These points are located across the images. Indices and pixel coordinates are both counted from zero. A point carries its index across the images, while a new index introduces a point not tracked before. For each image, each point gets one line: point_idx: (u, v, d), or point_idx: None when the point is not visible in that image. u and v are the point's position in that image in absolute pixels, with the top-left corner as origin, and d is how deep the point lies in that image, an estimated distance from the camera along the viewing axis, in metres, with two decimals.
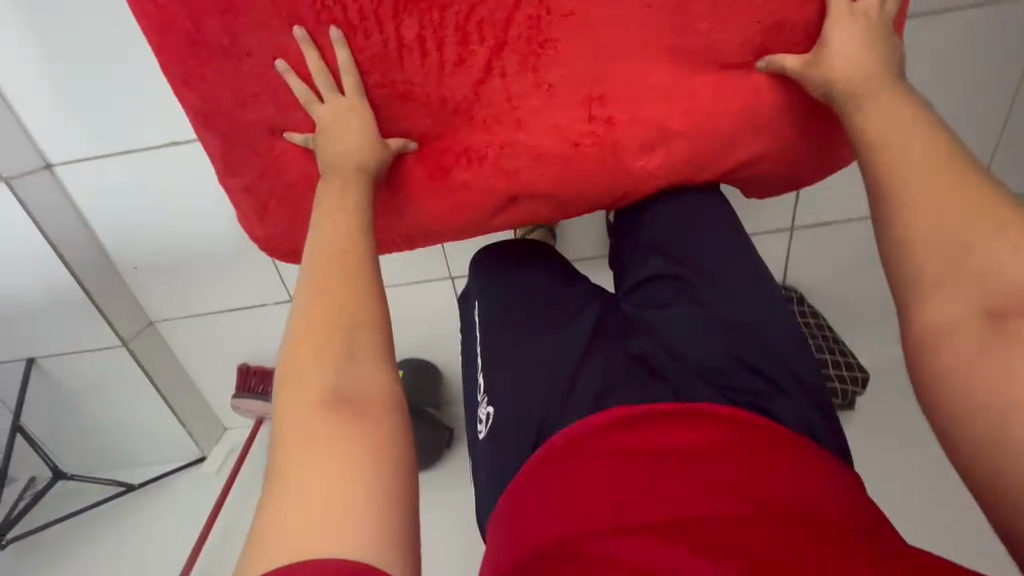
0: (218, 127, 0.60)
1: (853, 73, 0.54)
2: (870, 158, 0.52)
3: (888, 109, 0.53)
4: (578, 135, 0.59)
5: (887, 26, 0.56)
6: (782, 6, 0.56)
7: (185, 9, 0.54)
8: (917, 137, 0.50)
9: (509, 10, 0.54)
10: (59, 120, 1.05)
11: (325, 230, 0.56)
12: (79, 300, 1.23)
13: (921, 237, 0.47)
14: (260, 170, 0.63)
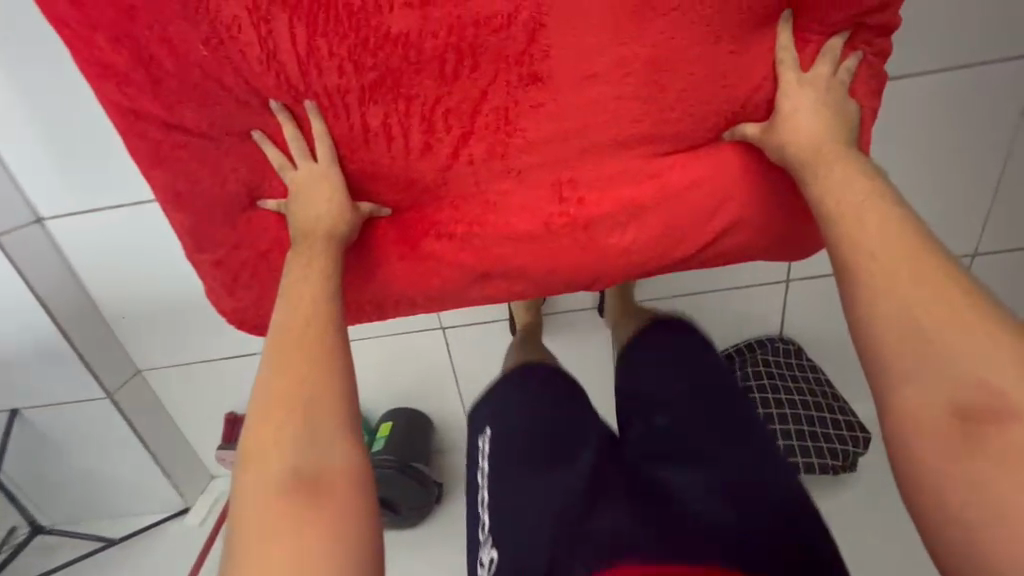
0: (184, 203, 0.60)
1: (807, 142, 0.54)
2: (829, 228, 0.51)
3: (841, 176, 0.52)
4: (548, 217, 0.59)
5: (840, 90, 0.55)
6: (750, 91, 0.56)
7: (152, 98, 0.54)
8: (874, 209, 0.49)
9: (475, 100, 0.54)
10: (52, 181, 1.07)
11: (292, 300, 0.55)
12: (62, 350, 1.21)
13: (884, 317, 0.45)
14: (229, 245, 0.63)
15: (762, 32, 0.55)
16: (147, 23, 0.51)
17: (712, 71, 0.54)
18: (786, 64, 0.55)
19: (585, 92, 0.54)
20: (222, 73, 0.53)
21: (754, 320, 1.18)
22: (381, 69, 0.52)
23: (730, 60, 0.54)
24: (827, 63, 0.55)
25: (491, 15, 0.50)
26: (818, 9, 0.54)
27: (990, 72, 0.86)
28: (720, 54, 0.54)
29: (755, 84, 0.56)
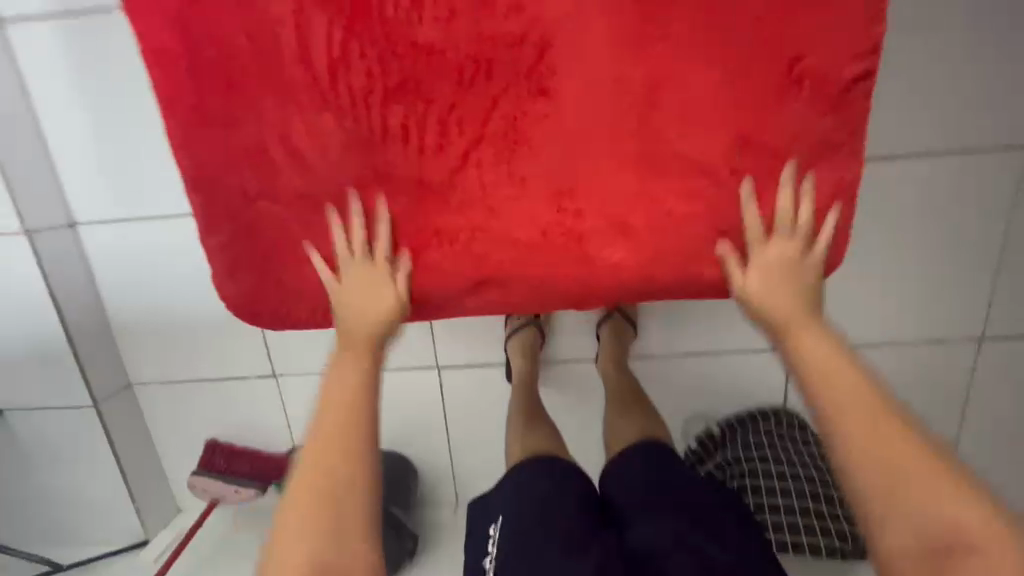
0: (206, 186, 0.63)
1: (780, 303, 0.63)
2: (806, 382, 0.61)
3: (810, 331, 0.62)
4: (546, 226, 0.61)
5: (807, 250, 0.63)
6: (749, 126, 0.58)
7: (191, 82, 0.59)
8: (838, 365, 0.60)
9: (487, 110, 0.59)
10: (94, 189, 1.15)
11: (332, 389, 0.65)
12: (62, 354, 1.21)
13: (859, 468, 0.56)
14: (237, 229, 0.65)
15: (768, 67, 0.56)
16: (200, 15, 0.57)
17: (712, 103, 0.57)
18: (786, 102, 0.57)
19: (594, 110, 0.58)
20: (258, 65, 0.58)
21: (747, 390, 1.19)
22: (405, 73, 0.57)
23: (729, 92, 0.57)
24: (788, 230, 0.62)
25: (509, 34, 0.56)
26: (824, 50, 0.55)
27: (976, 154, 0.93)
28: (719, 85, 0.57)
29: (755, 119, 0.57)
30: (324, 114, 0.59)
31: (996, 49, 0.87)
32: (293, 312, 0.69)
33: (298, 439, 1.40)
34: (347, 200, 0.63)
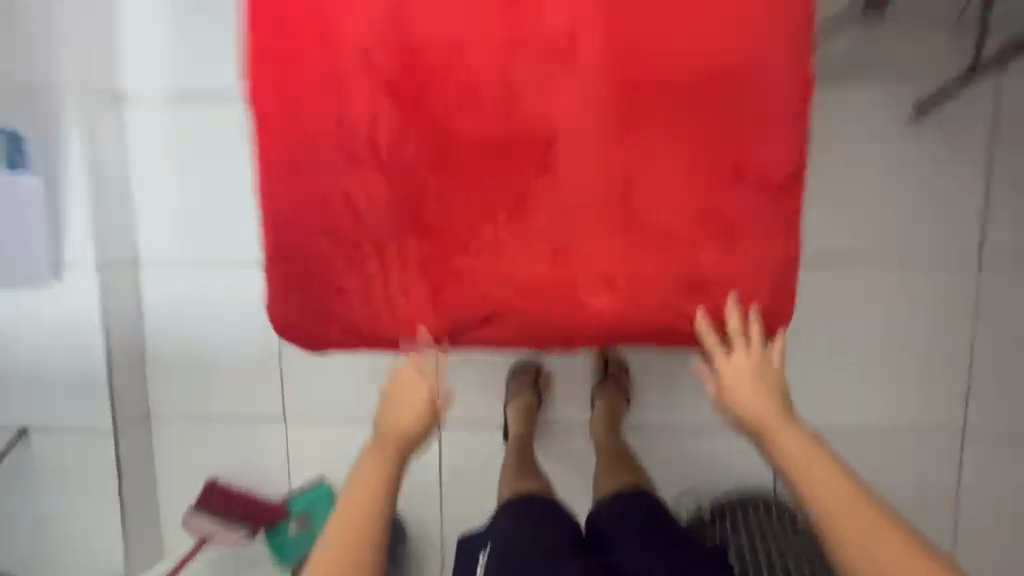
0: (268, 221, 0.77)
1: (759, 411, 0.76)
2: (795, 482, 0.74)
3: (790, 435, 0.75)
4: (546, 274, 0.74)
5: (766, 362, 0.76)
6: (713, 206, 0.71)
7: (272, 141, 0.74)
8: (816, 463, 0.74)
9: (506, 179, 0.72)
10: (166, 238, 1.43)
11: (359, 483, 0.84)
12: (98, 379, 1.37)
13: (853, 554, 0.70)
14: (289, 257, 0.78)
15: (725, 162, 0.70)
16: (286, 92, 0.72)
17: (684, 185, 0.71)
18: (742, 190, 0.70)
19: (591, 185, 0.72)
20: (325, 132, 0.73)
21: (707, 460, 1.34)
22: (443, 146, 0.72)
23: (697, 178, 0.70)
24: (743, 344, 0.74)
25: (527, 124, 0.71)
26: (765, 152, 0.70)
27: (850, 259, 1.25)
28: (690, 173, 0.70)
29: (718, 201, 0.71)
30: (373, 174, 0.73)
31: (853, 187, 1.22)
32: (326, 334, 0.81)
33: (293, 486, 1.49)
34: (381, 245, 0.76)
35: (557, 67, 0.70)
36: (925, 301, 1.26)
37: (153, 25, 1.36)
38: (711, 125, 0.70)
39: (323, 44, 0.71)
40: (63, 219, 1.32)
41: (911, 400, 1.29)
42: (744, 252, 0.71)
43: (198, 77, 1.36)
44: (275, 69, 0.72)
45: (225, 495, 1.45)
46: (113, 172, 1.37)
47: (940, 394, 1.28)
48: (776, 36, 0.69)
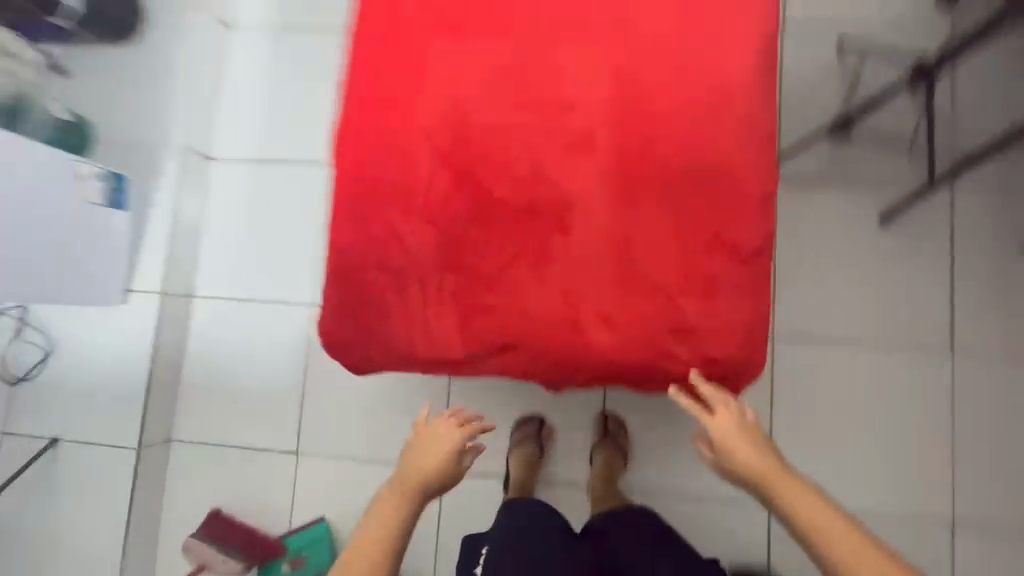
0: (333, 253, 0.95)
1: (761, 470, 0.82)
2: (811, 539, 0.78)
3: (794, 488, 0.80)
4: (556, 313, 0.89)
5: (748, 421, 0.85)
6: (696, 268, 0.86)
7: (347, 192, 0.94)
8: (824, 514, 0.78)
9: (528, 235, 0.90)
10: (222, 277, 1.63)
11: (385, 508, 0.94)
12: (136, 396, 1.49)
13: None
14: (344, 283, 0.94)
15: (706, 233, 0.87)
16: (364, 158, 0.94)
17: (672, 250, 0.87)
18: (720, 257, 0.86)
19: (597, 241, 0.89)
20: (390, 189, 0.93)
21: (698, 530, 1.37)
22: (481, 206, 0.91)
23: (682, 245, 0.87)
24: (724, 405, 0.85)
25: (548, 194, 0.90)
26: (740, 227, 0.87)
27: (826, 345, 1.38)
28: (676, 240, 0.87)
29: (699, 264, 0.86)
30: (422, 223, 0.92)
31: (827, 280, 1.39)
32: (366, 351, 0.94)
33: (293, 525, 1.53)
34: (421, 279, 0.92)
35: (575, 151, 0.90)
36: (902, 387, 1.36)
37: (247, 107, 1.69)
38: (695, 199, 0.87)
39: (397, 124, 0.94)
40: (138, 252, 1.53)
41: (896, 485, 1.34)
42: (722, 303, 0.86)
43: (275, 149, 1.66)
44: (360, 141, 0.94)
45: (229, 524, 1.49)
46: (188, 216, 1.60)
47: (924, 479, 1.33)
48: (747, 137, 0.88)
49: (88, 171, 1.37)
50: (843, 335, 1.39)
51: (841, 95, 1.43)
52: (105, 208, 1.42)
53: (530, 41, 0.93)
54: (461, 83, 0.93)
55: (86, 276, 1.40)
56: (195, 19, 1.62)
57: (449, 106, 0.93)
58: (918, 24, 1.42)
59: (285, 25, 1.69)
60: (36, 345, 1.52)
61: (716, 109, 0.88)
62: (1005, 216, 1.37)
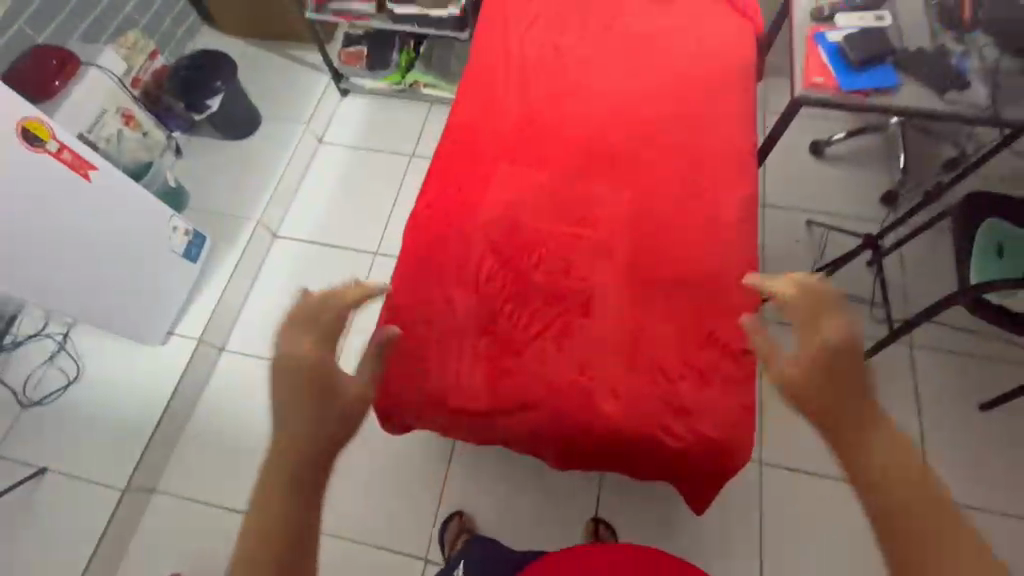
0: (391, 307, 1.12)
1: (841, 409, 0.67)
2: (870, 494, 0.62)
3: (886, 444, 0.64)
4: (571, 381, 1.02)
5: (857, 350, 0.70)
6: (693, 359, 1.02)
7: (413, 263, 1.16)
8: (912, 479, 0.60)
9: (555, 314, 1.08)
10: (258, 336, 1.73)
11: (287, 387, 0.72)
12: (143, 434, 1.54)
13: None
14: (396, 333, 1.10)
15: (701, 331, 1.05)
16: (432, 239, 1.18)
17: (673, 341, 1.04)
18: (713, 355, 1.03)
19: (611, 326, 1.06)
20: (447, 264, 1.15)
21: None
22: (519, 286, 1.11)
23: (682, 339, 1.04)
24: (821, 325, 0.73)
25: (574, 285, 1.11)
26: (730, 331, 1.05)
27: (807, 476, 1.48)
28: (677, 334, 1.05)
29: (697, 357, 1.02)
30: (468, 293, 1.11)
31: None
32: (398, 396, 1.06)
33: None
34: (461, 337, 1.07)
35: (599, 255, 1.13)
36: None
37: (316, 199, 1.99)
38: (693, 303, 1.07)
39: (460, 218, 1.19)
40: (191, 304, 1.72)
41: None
42: (716, 390, 1.00)
43: (333, 235, 1.93)
44: (431, 227, 1.20)
45: None
46: (241, 278, 1.79)
47: None
48: (735, 263, 1.11)
49: (180, 228, 1.59)
50: (822, 469, 1.48)
51: (810, 259, 1.73)
52: (181, 258, 1.62)
53: (571, 175, 1.23)
54: (514, 196, 1.21)
55: (135, 314, 1.53)
56: (296, 133, 2.03)
57: (503, 211, 1.19)
58: (867, 215, 1.79)
59: (364, 145, 2.08)
60: (64, 372, 1.61)
61: (711, 240, 1.13)
62: (962, 375, 1.56)
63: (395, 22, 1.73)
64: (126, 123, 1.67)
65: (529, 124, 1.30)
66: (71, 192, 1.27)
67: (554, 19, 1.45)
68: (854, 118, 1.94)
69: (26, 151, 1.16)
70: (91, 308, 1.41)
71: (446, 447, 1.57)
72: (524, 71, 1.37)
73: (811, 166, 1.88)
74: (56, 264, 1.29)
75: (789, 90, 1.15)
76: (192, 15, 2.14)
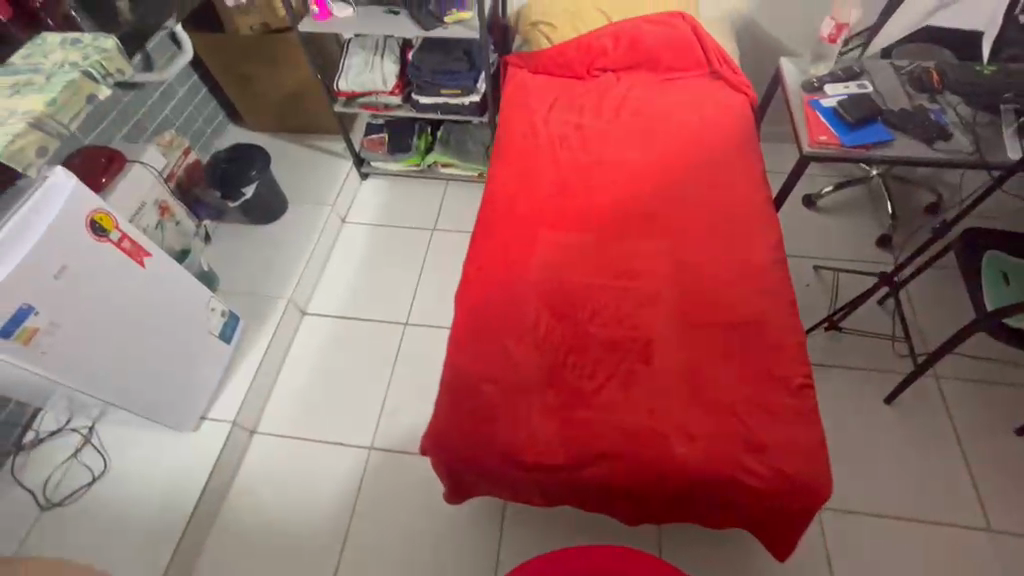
0: (456, 366, 1.14)
1: None
2: None
3: None
4: (643, 428, 1.03)
5: None
6: (755, 398, 1.05)
7: (473, 321, 1.20)
8: None
9: (617, 363, 1.12)
10: (289, 414, 1.71)
11: None
12: (173, 529, 1.44)
13: None
14: (463, 391, 1.11)
15: (759, 370, 1.09)
16: (488, 298, 1.22)
17: (735, 382, 1.08)
18: (773, 391, 1.06)
19: (671, 370, 1.10)
20: (506, 321, 1.18)
21: None
22: (578, 338, 1.15)
23: (743, 379, 1.08)
24: None
25: (631, 334, 1.15)
26: (785, 367, 1.09)
27: (865, 518, 1.46)
28: (737, 375, 1.08)
29: (759, 395, 1.06)
30: (530, 349, 1.14)
31: (851, 452, 1.56)
32: (470, 455, 1.05)
33: None
34: (528, 391, 1.09)
35: (648, 304, 1.19)
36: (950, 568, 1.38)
37: (343, 274, 2.04)
38: (746, 343, 1.12)
39: (512, 278, 1.25)
40: (223, 386, 1.68)
41: None
42: (785, 425, 1.02)
43: (360, 308, 1.94)
44: (486, 287, 1.24)
45: None
46: (272, 356, 1.77)
47: None
48: (777, 302, 1.18)
49: (218, 308, 1.61)
50: (878, 507, 1.47)
51: (825, 301, 1.83)
52: (218, 339, 1.62)
53: (610, 232, 1.31)
54: (562, 254, 1.28)
55: (173, 400, 1.49)
56: (321, 214, 2.09)
57: (551, 269, 1.26)
58: (868, 258, 1.92)
59: (387, 221, 2.18)
60: (89, 468, 1.54)
61: (751, 283, 1.21)
62: (990, 402, 1.61)
63: (420, 111, 1.90)
64: (163, 214, 1.74)
65: (565, 190, 1.40)
66: (125, 279, 1.27)
67: (572, 101, 1.62)
68: (840, 173, 2.13)
69: (94, 242, 1.18)
70: (133, 397, 1.37)
71: (495, 515, 1.51)
72: (552, 145, 1.51)
73: (810, 217, 2.04)
74: (109, 356, 1.28)
75: (797, 148, 1.30)
76: (221, 115, 2.31)
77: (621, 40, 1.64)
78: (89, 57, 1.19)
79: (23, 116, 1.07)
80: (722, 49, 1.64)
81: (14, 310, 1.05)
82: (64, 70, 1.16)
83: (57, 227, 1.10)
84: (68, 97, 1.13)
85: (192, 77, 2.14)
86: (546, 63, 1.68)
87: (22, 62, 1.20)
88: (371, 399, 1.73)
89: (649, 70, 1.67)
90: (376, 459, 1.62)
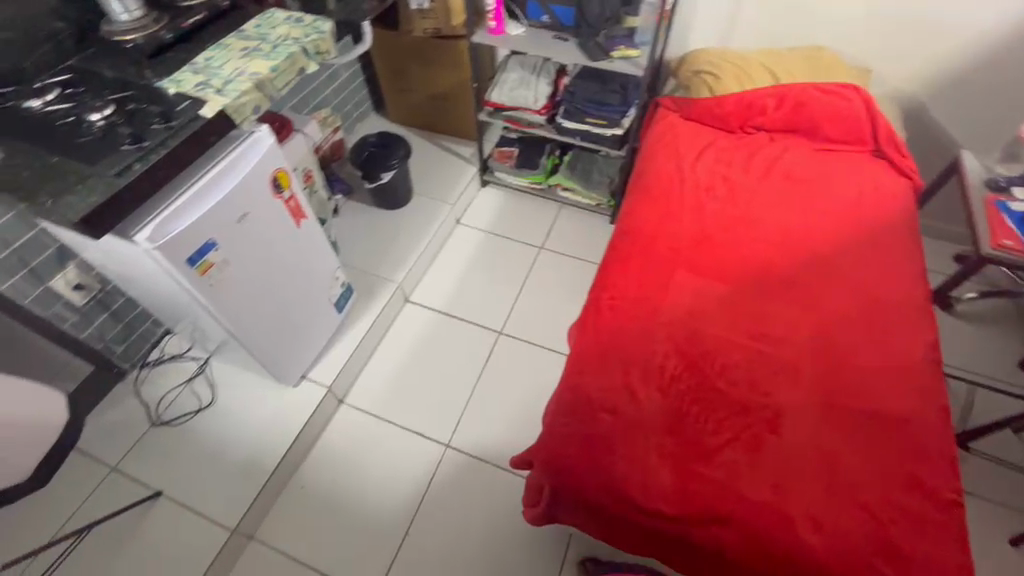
0: (573, 388, 1.14)
1: None
2: None
3: None
4: (765, 502, 0.98)
5: None
6: (894, 501, 0.97)
7: (596, 348, 1.19)
8: None
9: (742, 426, 1.07)
10: (376, 393, 1.77)
11: None
12: (258, 474, 1.52)
13: None
14: (578, 416, 1.10)
15: (902, 471, 1.01)
16: (612, 329, 1.21)
17: (873, 477, 1.00)
18: (916, 502, 0.97)
19: (802, 448, 1.04)
20: (629, 356, 1.17)
21: None
22: (702, 391, 1.12)
23: (883, 478, 1.00)
24: None
25: (761, 400, 1.10)
26: (932, 477, 1.00)
27: None
28: (876, 472, 1.01)
29: (899, 499, 0.98)
30: (650, 391, 1.12)
31: None
32: (580, 483, 1.03)
33: None
34: (645, 432, 1.06)
35: (783, 373, 1.14)
36: None
37: (448, 273, 2.10)
38: (892, 441, 1.04)
39: (644, 316, 1.23)
40: (325, 352, 1.76)
41: None
42: (928, 540, 0.94)
43: (458, 308, 1.99)
44: (613, 318, 1.23)
45: None
46: (372, 334, 1.84)
47: None
48: (930, 403, 1.09)
49: (340, 279, 1.70)
50: None
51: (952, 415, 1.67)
52: (333, 308, 1.70)
53: (749, 291, 1.28)
54: (694, 301, 1.26)
55: (288, 355, 1.58)
56: (441, 212, 2.18)
57: (685, 315, 1.23)
58: (1009, 379, 1.74)
59: (498, 232, 2.23)
60: (197, 397, 1.66)
61: (902, 377, 1.13)
62: None
63: (562, 134, 1.94)
64: (308, 182, 1.88)
65: (705, 239, 1.38)
66: (284, 234, 1.38)
67: (721, 153, 1.61)
68: (985, 281, 1.96)
69: (271, 197, 1.30)
70: (259, 345, 1.46)
71: (559, 547, 1.47)
72: (697, 192, 1.49)
73: (945, 321, 1.88)
74: (255, 301, 1.38)
75: (974, 247, 1.22)
76: (369, 102, 2.49)
77: (784, 102, 1.61)
78: (309, 36, 1.32)
79: (250, 76, 1.21)
80: (893, 130, 1.57)
81: (201, 243, 1.16)
82: (286, 44, 1.30)
83: (249, 177, 1.22)
84: (287, 65, 1.26)
85: (356, 66, 2.32)
86: (701, 111, 1.69)
87: (253, 31, 1.35)
88: (456, 398, 1.76)
89: (806, 137, 1.64)
90: (451, 459, 1.63)
